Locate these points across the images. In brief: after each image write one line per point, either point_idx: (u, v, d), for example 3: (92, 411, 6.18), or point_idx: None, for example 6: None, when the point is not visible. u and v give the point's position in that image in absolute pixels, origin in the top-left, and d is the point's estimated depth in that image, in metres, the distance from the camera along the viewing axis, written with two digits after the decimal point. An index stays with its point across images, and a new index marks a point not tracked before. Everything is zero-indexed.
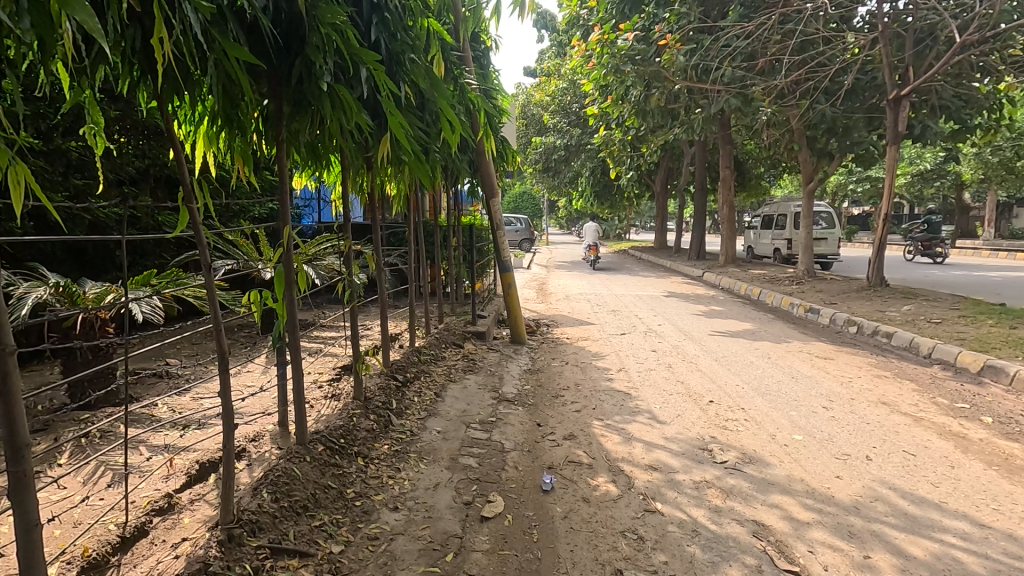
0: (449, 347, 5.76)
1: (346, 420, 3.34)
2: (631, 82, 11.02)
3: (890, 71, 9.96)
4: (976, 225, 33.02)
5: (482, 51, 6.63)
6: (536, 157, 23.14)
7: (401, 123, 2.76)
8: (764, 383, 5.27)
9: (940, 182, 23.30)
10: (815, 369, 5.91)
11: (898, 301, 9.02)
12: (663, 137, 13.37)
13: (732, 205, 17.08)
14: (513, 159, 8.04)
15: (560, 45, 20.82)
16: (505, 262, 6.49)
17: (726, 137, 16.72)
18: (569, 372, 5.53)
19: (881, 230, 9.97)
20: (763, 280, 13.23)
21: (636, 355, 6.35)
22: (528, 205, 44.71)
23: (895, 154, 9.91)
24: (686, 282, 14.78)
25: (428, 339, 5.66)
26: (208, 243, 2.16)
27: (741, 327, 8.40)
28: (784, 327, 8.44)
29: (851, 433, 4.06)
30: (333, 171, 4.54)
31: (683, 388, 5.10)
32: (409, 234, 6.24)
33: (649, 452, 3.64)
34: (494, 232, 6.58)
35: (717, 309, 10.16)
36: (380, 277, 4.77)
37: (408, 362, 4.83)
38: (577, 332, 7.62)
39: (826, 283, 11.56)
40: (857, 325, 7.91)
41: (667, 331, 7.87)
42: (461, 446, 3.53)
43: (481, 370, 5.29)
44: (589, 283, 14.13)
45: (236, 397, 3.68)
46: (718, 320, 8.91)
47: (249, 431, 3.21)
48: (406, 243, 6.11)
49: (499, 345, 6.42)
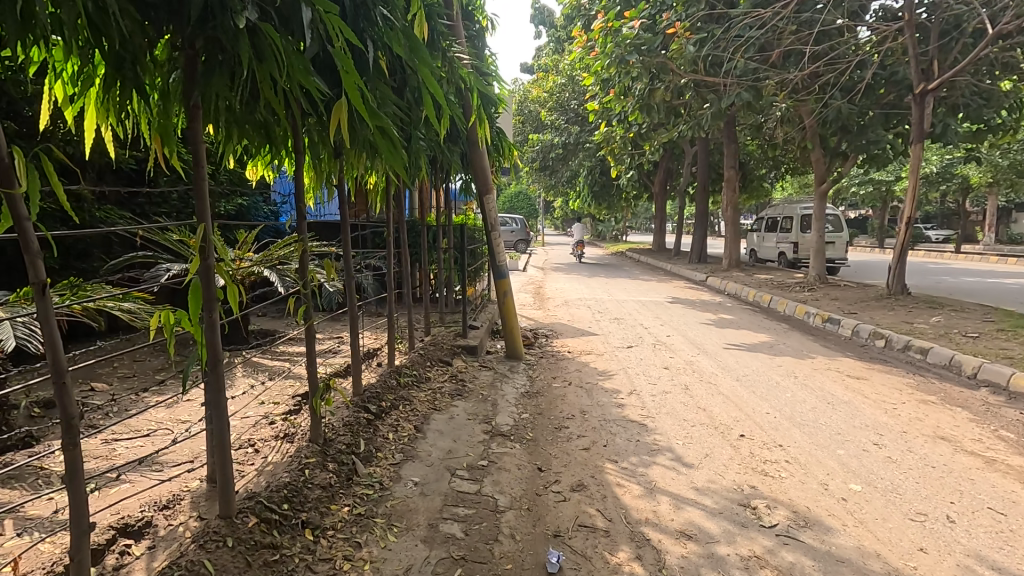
0: (435, 365, 5.02)
1: (294, 477, 2.60)
2: (636, 74, 10.31)
3: (915, 64, 9.28)
4: (977, 230, 32.57)
5: (476, 31, 5.89)
6: (533, 155, 22.49)
7: (358, 85, 2.00)
8: (798, 411, 4.57)
9: (946, 186, 22.73)
10: (851, 392, 5.21)
11: (924, 311, 8.35)
12: (668, 134, 12.73)
13: (736, 207, 16.40)
14: (510, 153, 7.32)
15: (559, 40, 20.17)
16: (500, 268, 5.77)
17: (731, 136, 16.03)
18: (572, 396, 4.81)
19: (903, 235, 9.30)
20: (771, 286, 12.56)
21: (647, 374, 5.63)
22: (524, 204, 43.99)
23: (919, 153, 9.25)
24: (690, 287, 14.08)
25: (411, 356, 4.93)
26: (41, 251, 1.38)
27: (757, 338, 7.71)
28: (802, 340, 7.74)
29: (919, 482, 3.35)
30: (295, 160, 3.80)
31: (707, 417, 4.38)
32: (393, 234, 5.56)
33: (679, 511, 2.93)
34: (488, 234, 5.81)
35: (728, 317, 9.47)
36: (348, 286, 3.84)
37: (386, 387, 4.08)
38: (580, 344, 6.90)
39: (841, 290, 10.89)
40: (885, 338, 7.23)
41: (678, 344, 7.16)
42: (443, 506, 2.79)
43: (472, 394, 4.56)
44: (589, 287, 13.42)
45: (160, 441, 2.93)
46: (731, 331, 8.21)
47: (164, 492, 2.46)
48: (386, 244, 5.41)
49: (493, 361, 5.68)
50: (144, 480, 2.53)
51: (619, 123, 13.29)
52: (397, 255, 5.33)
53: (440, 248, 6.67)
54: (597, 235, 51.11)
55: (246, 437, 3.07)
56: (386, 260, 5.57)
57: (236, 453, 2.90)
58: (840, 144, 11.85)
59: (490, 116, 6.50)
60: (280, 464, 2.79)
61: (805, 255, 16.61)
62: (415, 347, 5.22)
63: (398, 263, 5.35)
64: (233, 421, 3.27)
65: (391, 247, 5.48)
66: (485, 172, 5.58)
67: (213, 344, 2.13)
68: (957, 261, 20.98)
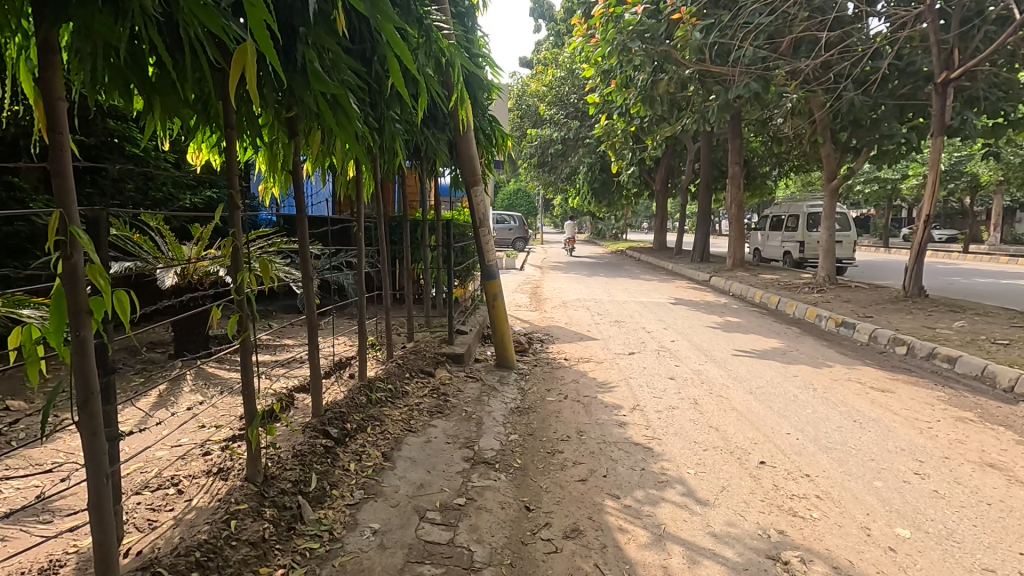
0: (415, 376, 4.49)
1: (215, 534, 2.07)
2: (640, 63, 9.79)
3: (936, 51, 8.72)
4: (982, 230, 32.05)
5: (465, 8, 5.33)
6: (531, 151, 21.96)
7: (267, 19, 1.47)
8: (823, 433, 4.04)
9: (954, 184, 22.17)
10: (878, 407, 4.69)
11: (945, 315, 7.82)
12: (671, 128, 12.20)
13: (741, 205, 15.82)
14: (504, 143, 6.83)
15: (559, 33, 19.59)
16: (490, 268, 5.22)
17: (736, 130, 15.48)
18: (568, 413, 4.28)
19: (921, 234, 8.77)
20: (777, 287, 12.04)
21: (651, 386, 5.10)
22: (523, 202, 43.34)
23: (939, 147, 8.71)
24: (693, 287, 13.56)
25: (387, 367, 4.40)
26: None
27: (768, 344, 7.18)
28: (816, 345, 7.21)
29: (978, 525, 2.83)
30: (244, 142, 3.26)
31: (720, 439, 3.85)
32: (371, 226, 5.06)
33: (694, 566, 2.41)
34: (476, 230, 5.27)
35: (734, 320, 8.95)
36: (306, 285, 3.22)
37: (354, 405, 3.54)
38: (577, 350, 6.37)
39: (852, 292, 10.37)
40: (907, 345, 6.70)
41: (683, 350, 6.64)
42: (405, 563, 2.27)
43: (454, 411, 4.03)
44: (588, 288, 12.89)
45: (60, 479, 2.41)
46: (739, 336, 7.68)
47: (42, 556, 1.93)
48: (358, 239, 4.84)
49: (481, 370, 5.15)
50: (20, 538, 2.01)
51: (620, 116, 12.76)
52: (373, 247, 4.74)
53: (425, 244, 6.15)
54: (597, 233, 50.48)
55: (171, 472, 2.54)
56: (356, 255, 5.03)
57: (154, 495, 2.36)
58: (852, 138, 11.31)
59: (482, 104, 6.01)
60: (204, 511, 2.26)
61: (811, 254, 16.09)
62: (393, 356, 4.69)
63: (375, 251, 4.73)
64: (161, 451, 2.74)
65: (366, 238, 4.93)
66: (472, 158, 5.02)
67: (84, 371, 1.59)
68: (966, 261, 20.43)
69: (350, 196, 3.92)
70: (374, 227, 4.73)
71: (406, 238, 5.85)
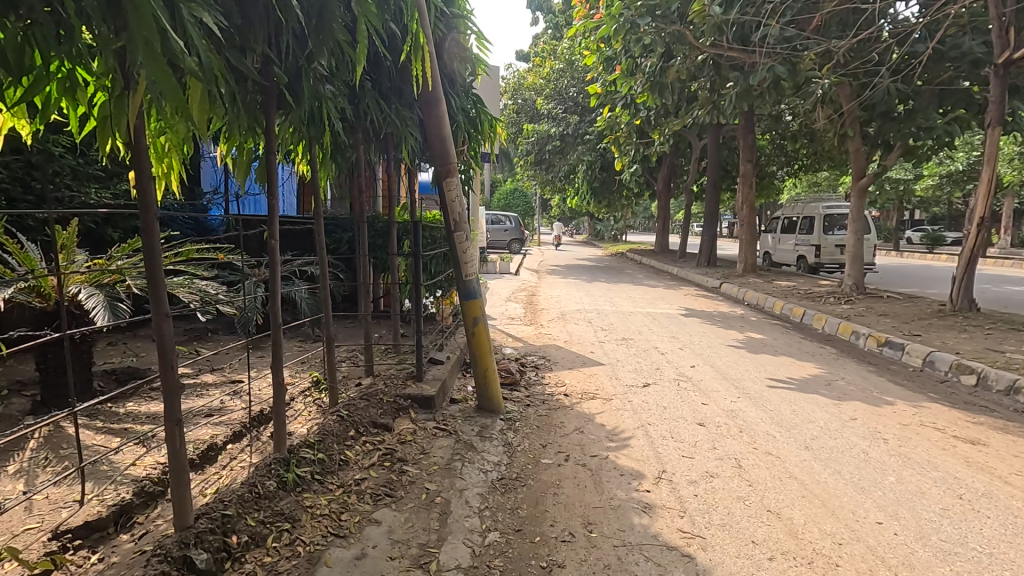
0: (362, 434, 3.33)
1: None
2: (650, 42, 8.71)
3: (997, 26, 7.48)
4: (993, 233, 30.98)
5: None
6: (528, 147, 20.82)
7: None
8: (926, 522, 2.90)
9: (972, 185, 21.03)
10: (980, 471, 3.55)
11: (1008, 334, 6.70)
12: (680, 121, 11.07)
13: (753, 205, 14.70)
14: (491, 131, 5.68)
15: (560, 23, 18.58)
16: (468, 286, 3.96)
17: (749, 125, 14.37)
18: (569, 488, 3.14)
19: (972, 240, 7.64)
20: (798, 296, 10.92)
21: (677, 438, 3.94)
22: (519, 202, 42.19)
23: (996, 139, 7.60)
24: (703, 295, 12.44)
25: (324, 426, 3.23)
26: None
27: (804, 369, 6.07)
28: (863, 372, 6.08)
29: None
30: (57, 99, 2.05)
31: (786, 535, 2.71)
32: (320, 222, 3.67)
33: None
34: (450, 234, 3.98)
35: (757, 337, 7.85)
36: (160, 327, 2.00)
37: (249, 501, 2.37)
38: (580, 381, 5.22)
39: (886, 303, 9.25)
40: (977, 374, 5.55)
41: (706, 379, 5.52)
42: None
43: (408, 493, 2.86)
44: (588, 295, 11.79)
45: None
46: (768, 359, 6.54)
47: None
48: (314, 243, 3.60)
49: (454, 415, 3.99)
50: None
51: (625, 107, 11.64)
52: (325, 254, 3.57)
53: (394, 251, 5.01)
54: (596, 234, 49.31)
55: None
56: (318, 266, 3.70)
57: None
58: (883, 131, 10.18)
59: (459, 76, 4.85)
60: None
61: (827, 259, 14.97)
62: (336, 407, 3.50)
63: (324, 258, 3.56)
64: None
65: (313, 235, 3.62)
66: (443, 139, 3.81)
67: None
68: (987, 266, 19.33)
69: (265, 186, 2.71)
70: (319, 221, 3.55)
71: (362, 239, 4.66)
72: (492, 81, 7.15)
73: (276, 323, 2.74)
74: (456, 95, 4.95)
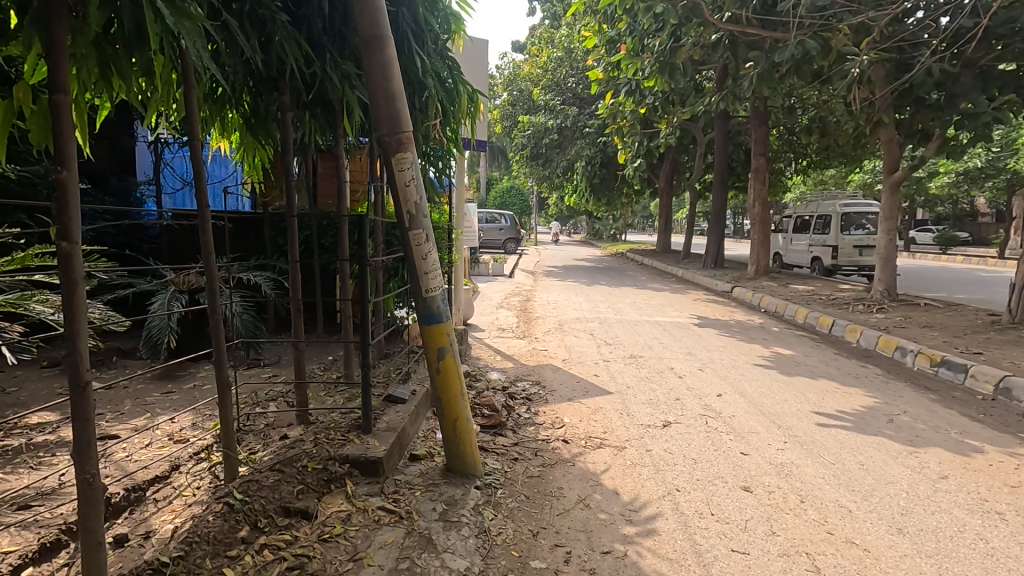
0: (259, 537, 2.21)
1: None
2: (663, 14, 7.65)
3: None
4: (999, 234, 30.28)
5: None
6: (523, 141, 19.54)
7: None
8: None
9: (990, 182, 20.01)
10: None
11: None
12: (690, 109, 10.03)
13: (766, 203, 13.63)
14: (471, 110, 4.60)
15: (560, 9, 17.57)
16: (430, 304, 2.83)
17: (761, 116, 13.34)
18: None
19: None
20: (820, 303, 9.85)
21: (720, 518, 2.84)
22: (516, 201, 41.06)
23: None
24: (714, 301, 11.37)
25: (199, 525, 2.15)
26: None
27: (855, 399, 4.99)
28: (927, 402, 5.00)
29: None
30: None
31: None
32: (207, 215, 2.36)
33: None
34: (402, 229, 2.82)
35: (787, 353, 6.78)
36: None
37: None
38: (582, 420, 4.12)
39: (925, 312, 8.19)
40: None
41: (740, 415, 4.43)
42: None
43: None
44: (588, 300, 10.71)
45: None
46: (807, 383, 5.45)
47: None
48: (205, 241, 2.38)
49: (411, 483, 2.89)
50: None
51: (628, 94, 10.59)
52: (216, 258, 2.36)
53: (344, 255, 3.90)
54: (594, 234, 48.24)
55: None
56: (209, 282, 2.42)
57: None
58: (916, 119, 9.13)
59: (426, 29, 3.76)
60: None
61: (845, 261, 13.90)
62: (230, 486, 2.40)
63: (215, 261, 2.39)
64: None
65: (196, 224, 2.35)
66: (390, 94, 2.65)
67: None
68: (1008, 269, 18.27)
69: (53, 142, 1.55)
70: (204, 201, 2.34)
71: (292, 234, 3.35)
72: (476, 52, 6.06)
73: (78, 382, 1.59)
74: (425, 54, 3.83)
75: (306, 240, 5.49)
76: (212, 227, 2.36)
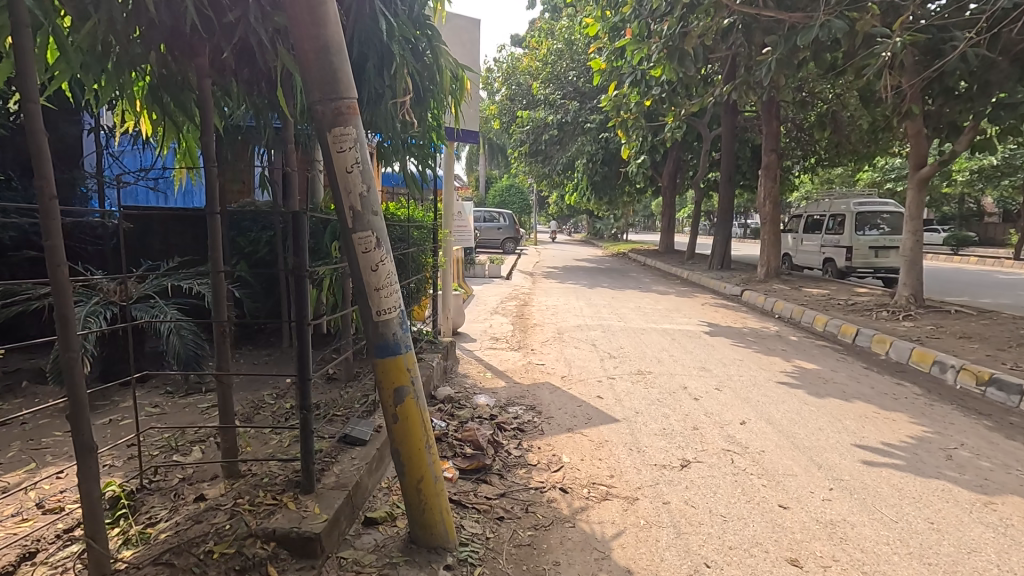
0: None
1: None
2: None
3: None
4: (1008, 234, 29.69)
5: None
6: (522, 137, 18.87)
7: None
8: None
9: (1006, 181, 19.27)
10: None
11: None
12: (700, 100, 9.36)
13: (777, 201, 12.94)
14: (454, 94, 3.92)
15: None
16: (383, 331, 2.13)
17: (772, 111, 12.65)
18: None
19: None
20: (839, 308, 9.17)
21: None
22: (516, 200, 40.38)
23: None
24: (724, 305, 10.68)
25: None
26: None
27: (901, 427, 4.29)
28: (985, 430, 4.30)
29: None
30: None
31: None
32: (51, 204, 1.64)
33: None
34: (343, 229, 2.10)
35: (811, 367, 6.10)
36: None
37: None
38: (584, 459, 3.43)
39: (958, 321, 7.51)
40: None
41: (770, 449, 3.74)
42: None
43: None
44: (590, 305, 10.03)
45: None
46: (841, 405, 4.76)
47: None
48: (53, 241, 1.66)
49: (360, 566, 2.18)
50: None
51: (633, 84, 9.89)
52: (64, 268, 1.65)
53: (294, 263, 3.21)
54: (595, 234, 47.52)
55: None
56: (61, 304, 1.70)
57: None
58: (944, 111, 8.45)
59: None
60: None
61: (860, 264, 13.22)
62: None
63: (66, 273, 1.67)
64: None
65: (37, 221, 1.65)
66: (326, 47, 1.95)
67: None
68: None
69: None
70: (46, 187, 1.63)
71: (215, 234, 2.48)
72: (465, 29, 5.38)
73: None
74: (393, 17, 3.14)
75: (269, 242, 4.80)
76: (61, 226, 1.67)
